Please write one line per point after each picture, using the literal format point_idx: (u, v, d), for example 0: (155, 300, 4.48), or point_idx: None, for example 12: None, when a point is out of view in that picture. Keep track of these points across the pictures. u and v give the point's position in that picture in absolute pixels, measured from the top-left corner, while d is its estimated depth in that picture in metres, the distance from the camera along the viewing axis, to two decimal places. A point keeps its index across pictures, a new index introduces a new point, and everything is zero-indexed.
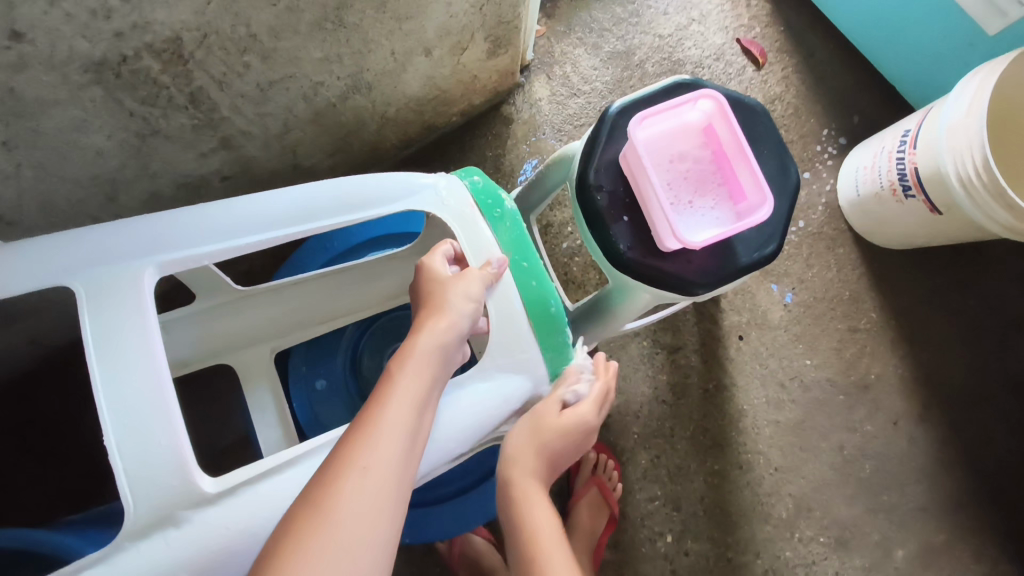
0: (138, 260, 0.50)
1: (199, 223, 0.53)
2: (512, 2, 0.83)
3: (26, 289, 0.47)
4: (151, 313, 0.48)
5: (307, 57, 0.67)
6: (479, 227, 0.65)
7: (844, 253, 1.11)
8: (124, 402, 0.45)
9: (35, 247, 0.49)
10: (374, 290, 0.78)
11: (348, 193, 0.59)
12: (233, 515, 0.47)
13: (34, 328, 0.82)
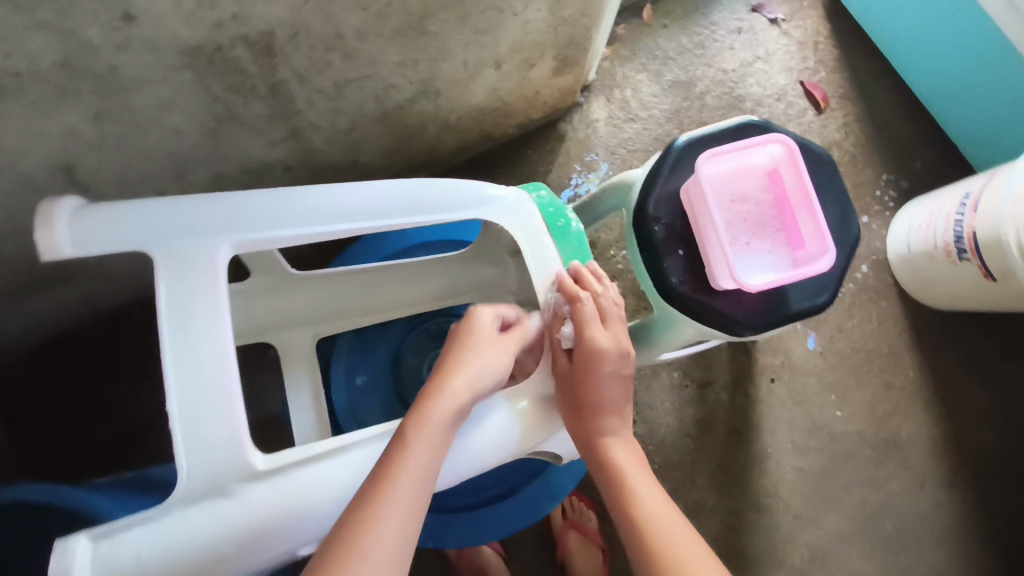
0: (214, 238, 0.52)
1: (277, 209, 0.55)
2: (586, 24, 0.84)
3: (113, 251, 0.48)
4: (222, 291, 0.50)
5: (385, 60, 0.68)
6: (543, 242, 0.65)
7: (887, 307, 1.10)
8: (192, 373, 0.48)
9: (122, 208, 0.50)
10: (419, 290, 0.78)
11: (418, 193, 0.60)
12: (281, 493, 0.48)
13: (86, 289, 0.87)
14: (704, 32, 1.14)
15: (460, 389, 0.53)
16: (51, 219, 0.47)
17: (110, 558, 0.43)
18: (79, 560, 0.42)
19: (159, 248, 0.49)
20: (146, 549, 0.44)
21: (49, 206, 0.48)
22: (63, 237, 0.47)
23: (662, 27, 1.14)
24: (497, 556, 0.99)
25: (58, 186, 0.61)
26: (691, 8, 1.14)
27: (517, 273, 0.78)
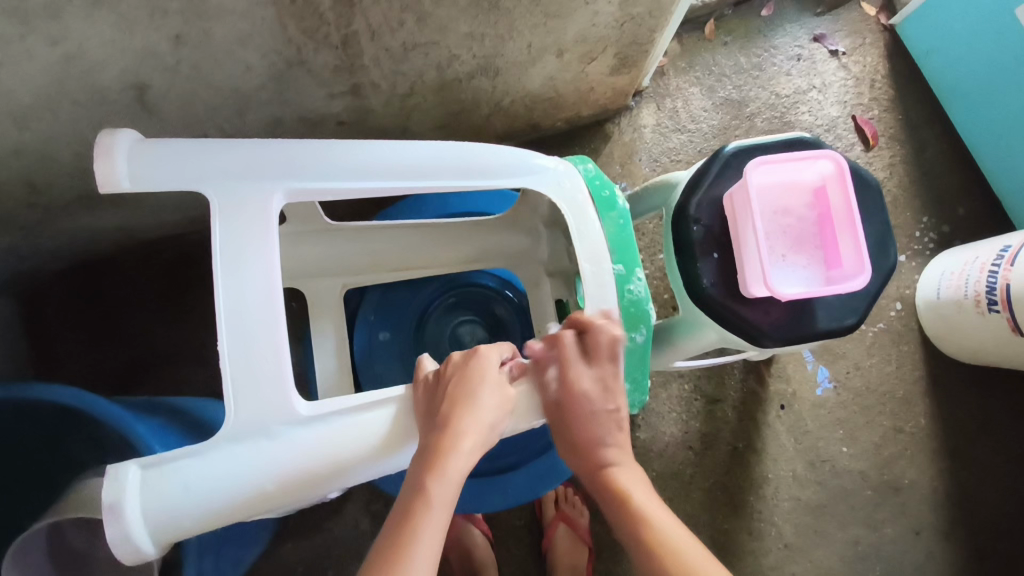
0: (270, 181, 0.54)
1: (329, 161, 0.57)
2: (651, 26, 0.85)
3: (170, 188, 0.52)
4: (272, 229, 0.53)
5: (455, 29, 0.69)
6: (591, 217, 0.64)
7: (907, 351, 1.09)
8: (238, 306, 0.51)
9: (181, 148, 0.53)
10: (454, 251, 0.78)
11: (468, 158, 0.61)
12: (320, 441, 0.51)
13: (129, 215, 0.91)
14: (763, 55, 1.14)
15: (469, 432, 0.52)
16: (112, 151, 0.51)
17: (159, 483, 0.48)
18: (132, 481, 0.47)
19: (214, 187, 0.53)
20: (194, 479, 0.48)
21: (110, 138, 0.51)
22: (123, 171, 0.51)
23: (722, 44, 1.14)
24: (486, 543, 1.00)
25: (127, 103, 0.63)
26: (754, 30, 1.15)
27: (549, 245, 0.79)
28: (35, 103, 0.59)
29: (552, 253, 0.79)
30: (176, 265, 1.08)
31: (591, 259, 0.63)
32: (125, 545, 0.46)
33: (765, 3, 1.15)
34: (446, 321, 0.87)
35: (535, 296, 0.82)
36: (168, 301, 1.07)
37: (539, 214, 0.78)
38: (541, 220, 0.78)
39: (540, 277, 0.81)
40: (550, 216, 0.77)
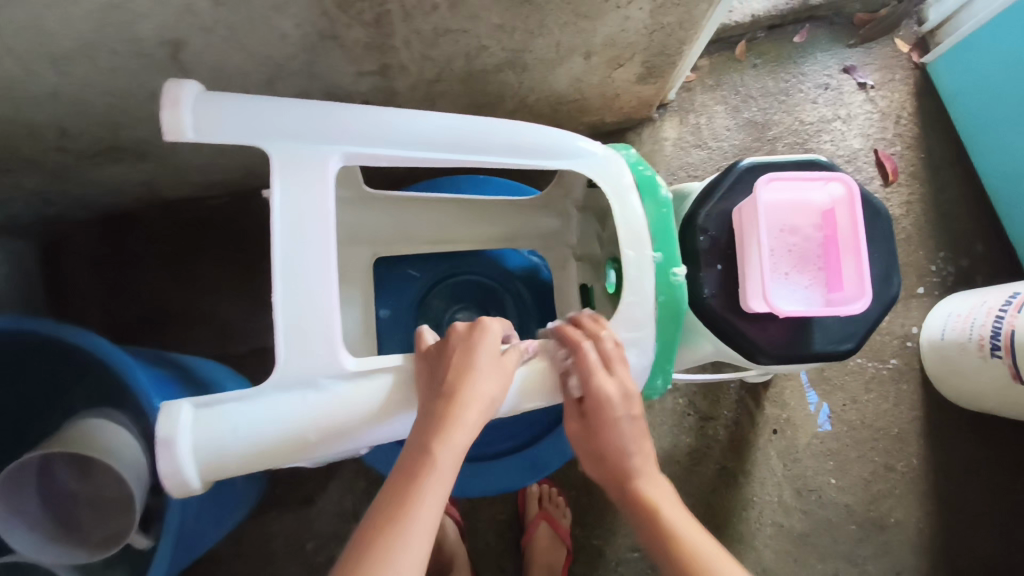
0: (329, 146, 0.55)
1: (385, 128, 0.57)
2: (680, 38, 0.86)
3: (235, 143, 0.54)
4: (329, 191, 0.55)
5: (486, 18, 0.71)
6: (629, 202, 0.62)
7: (906, 390, 1.09)
8: (295, 265, 0.53)
9: (246, 103, 0.54)
10: (484, 230, 0.79)
11: (521, 137, 0.60)
12: (362, 395, 0.54)
13: (153, 171, 0.94)
14: (792, 81, 1.15)
15: (474, 403, 0.52)
16: (179, 101, 0.52)
17: (207, 426, 0.50)
18: (183, 420, 0.50)
19: (276, 147, 0.54)
20: (245, 421, 0.51)
21: (175, 86, 0.52)
22: (187, 121, 0.52)
23: (751, 66, 1.15)
24: (457, 535, 1.00)
25: (162, 59, 0.65)
26: (785, 55, 1.16)
27: (578, 226, 0.77)
28: (74, 48, 0.61)
29: (580, 236, 0.77)
30: (194, 229, 1.11)
31: (631, 244, 0.61)
32: (173, 480, 0.49)
33: (799, 30, 1.16)
34: (462, 300, 0.87)
35: (562, 276, 0.80)
36: (182, 262, 1.10)
37: (573, 196, 0.76)
38: (574, 202, 0.76)
39: (566, 258, 0.79)
40: (583, 199, 0.75)
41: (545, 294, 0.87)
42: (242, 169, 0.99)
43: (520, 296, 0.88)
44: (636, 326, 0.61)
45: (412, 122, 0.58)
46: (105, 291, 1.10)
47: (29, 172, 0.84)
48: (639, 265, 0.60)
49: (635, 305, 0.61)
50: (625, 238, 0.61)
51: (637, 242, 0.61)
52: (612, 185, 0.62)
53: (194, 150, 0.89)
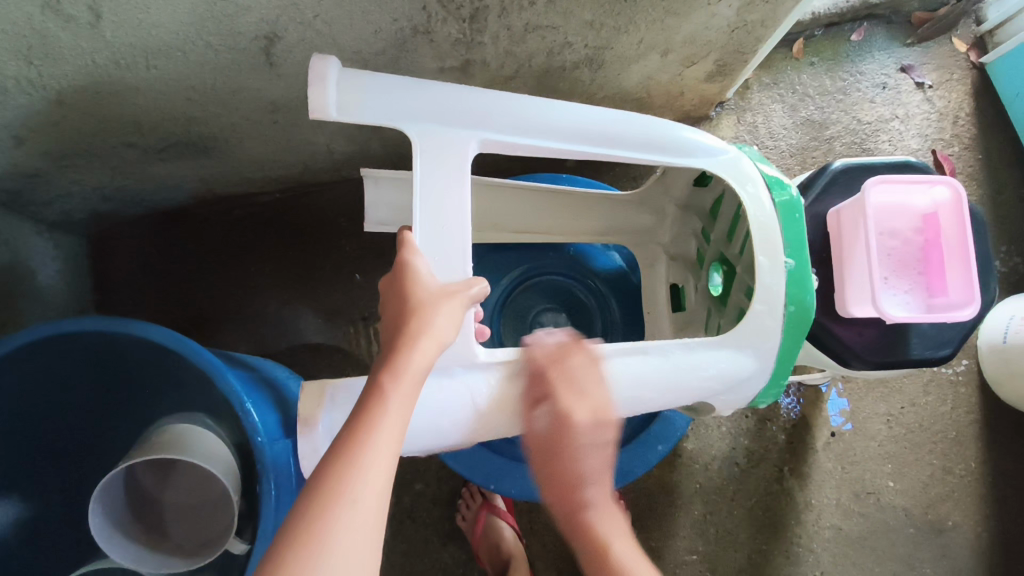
0: (465, 132, 0.56)
1: (522, 118, 0.58)
2: (759, 35, 0.84)
3: (374, 123, 0.54)
4: (464, 177, 0.55)
5: (578, 15, 0.69)
6: (758, 199, 0.61)
7: (964, 393, 1.08)
8: (434, 247, 0.53)
9: (388, 84, 0.54)
10: (576, 225, 0.78)
11: (648, 130, 0.61)
12: (492, 384, 0.55)
13: (212, 168, 0.92)
14: (850, 79, 1.14)
15: (430, 335, 0.48)
16: (324, 77, 0.51)
17: (345, 405, 0.56)
18: (324, 401, 0.56)
19: (414, 128, 0.54)
20: None
21: (322, 63, 0.51)
22: (330, 97, 0.52)
23: (808, 64, 1.14)
24: (514, 536, 1.00)
25: (253, 54, 0.64)
26: (842, 53, 1.14)
27: (674, 225, 0.77)
28: (169, 41, 0.59)
29: (674, 234, 0.78)
30: (246, 226, 1.09)
31: (764, 250, 0.59)
32: (312, 452, 0.56)
33: (856, 28, 1.15)
34: (544, 295, 0.88)
35: (649, 275, 0.81)
36: (232, 260, 1.09)
37: (674, 196, 0.75)
38: (674, 200, 0.76)
39: (657, 257, 0.80)
40: (685, 200, 0.74)
41: (629, 295, 0.87)
42: (300, 166, 0.98)
43: (601, 293, 0.88)
44: (763, 332, 0.60)
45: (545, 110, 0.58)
46: (153, 287, 1.08)
47: (92, 168, 0.83)
48: (771, 273, 0.59)
49: (765, 314, 0.59)
50: (755, 242, 0.60)
51: (770, 248, 0.59)
52: (738, 179, 0.62)
53: (258, 145, 0.87)
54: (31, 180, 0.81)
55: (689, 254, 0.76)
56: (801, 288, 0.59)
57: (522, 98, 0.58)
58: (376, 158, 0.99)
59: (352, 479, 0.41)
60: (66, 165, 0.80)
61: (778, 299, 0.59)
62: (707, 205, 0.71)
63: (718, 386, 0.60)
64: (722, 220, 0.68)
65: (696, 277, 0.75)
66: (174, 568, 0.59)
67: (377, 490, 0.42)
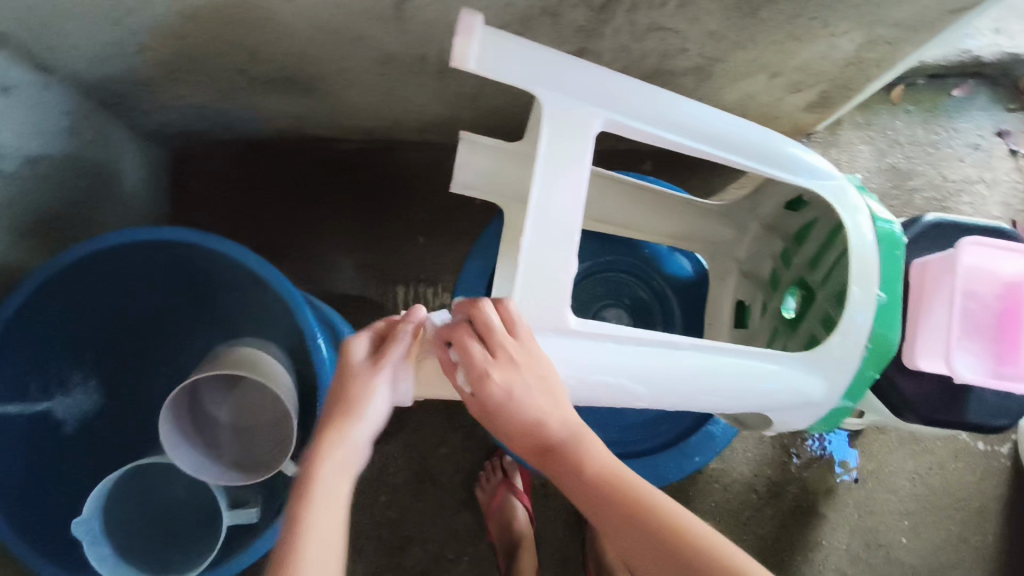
0: (595, 108, 0.57)
1: (650, 108, 0.59)
2: (870, 75, 0.84)
3: (511, 83, 0.54)
4: (588, 151, 0.56)
5: (703, 24, 0.70)
6: (859, 227, 0.62)
7: (995, 466, 1.08)
8: (551, 215, 0.54)
9: (530, 50, 0.55)
10: (657, 225, 0.79)
11: (764, 144, 0.62)
12: (580, 354, 0.56)
13: (308, 106, 0.94)
14: (943, 135, 1.12)
15: (365, 411, 0.53)
16: (471, 30, 0.52)
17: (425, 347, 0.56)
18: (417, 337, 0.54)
19: (547, 95, 0.55)
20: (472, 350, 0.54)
21: (471, 17, 0.52)
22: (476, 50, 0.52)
23: (904, 111, 1.13)
24: (527, 517, 1.02)
25: (385, 5, 0.65)
26: (940, 107, 1.13)
27: (754, 244, 0.78)
28: None
29: (752, 252, 0.78)
30: (323, 169, 1.12)
31: (860, 281, 0.60)
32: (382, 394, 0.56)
33: (959, 84, 1.13)
34: (607, 286, 0.90)
35: (716, 286, 0.82)
36: (304, 200, 1.11)
37: (761, 214, 0.76)
38: (758, 218, 0.76)
39: (729, 271, 0.80)
40: (771, 220, 0.76)
41: (692, 304, 0.88)
42: (389, 120, 0.99)
43: (663, 295, 0.89)
44: (838, 360, 0.61)
45: (671, 106, 0.60)
46: (225, 212, 1.11)
47: (198, 87, 0.86)
48: (861, 304, 0.60)
49: (844, 342, 0.60)
50: (852, 271, 0.60)
51: (866, 280, 0.60)
52: (841, 205, 0.62)
53: (357, 93, 0.89)
54: (140, 88, 0.84)
55: (763, 274, 0.77)
56: (887, 323, 0.60)
57: (650, 88, 0.60)
58: (464, 127, 1.00)
59: (310, 529, 0.48)
60: (175, 80, 0.83)
61: (863, 330, 0.60)
62: (793, 230, 0.74)
63: (775, 399, 0.62)
64: (810, 246, 0.71)
65: (768, 298, 0.76)
66: (229, 480, 0.62)
67: (331, 553, 0.48)
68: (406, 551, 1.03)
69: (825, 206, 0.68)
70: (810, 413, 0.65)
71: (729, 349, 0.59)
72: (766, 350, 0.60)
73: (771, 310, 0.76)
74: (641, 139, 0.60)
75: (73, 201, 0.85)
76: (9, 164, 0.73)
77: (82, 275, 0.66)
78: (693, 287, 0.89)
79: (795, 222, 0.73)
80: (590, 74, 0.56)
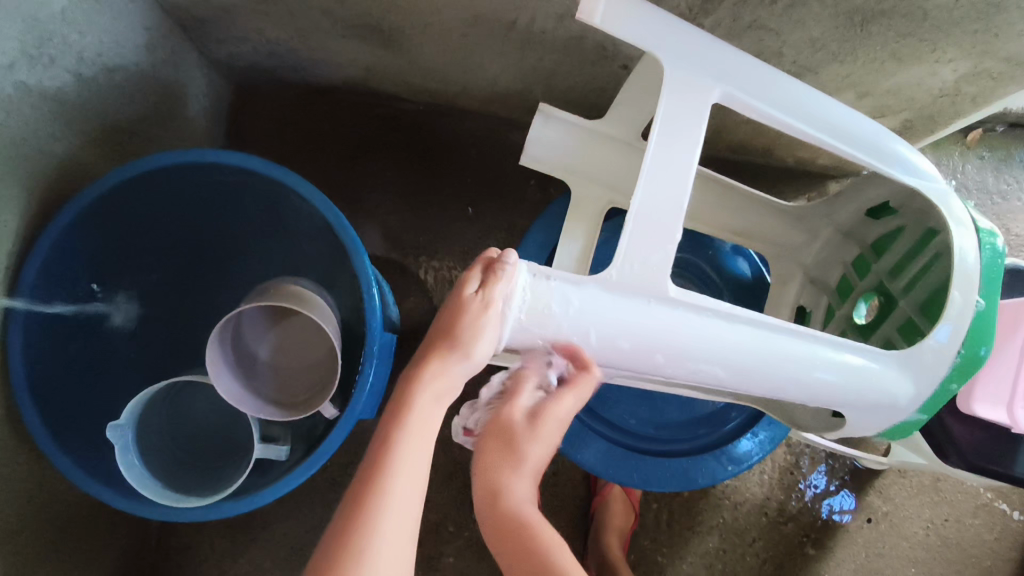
0: (713, 80, 0.56)
1: (770, 87, 0.58)
2: (961, 109, 0.82)
3: (634, 43, 0.53)
4: (700, 128, 0.55)
5: (807, 30, 0.67)
6: (964, 236, 0.60)
7: (1013, 528, 1.06)
8: (660, 181, 0.53)
9: (653, 14, 0.54)
10: (727, 220, 0.78)
11: (875, 140, 0.61)
12: (672, 324, 0.55)
13: (380, 59, 0.93)
14: (1013, 186, 1.09)
15: (446, 372, 0.55)
16: None
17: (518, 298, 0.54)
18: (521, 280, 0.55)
19: (668, 60, 0.54)
20: (570, 300, 0.54)
21: None
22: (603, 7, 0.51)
23: (977, 156, 1.10)
24: None
25: None
26: (1014, 156, 1.10)
27: (825, 249, 0.78)
28: None
29: (821, 258, 0.79)
30: (382, 124, 1.11)
31: (961, 285, 0.58)
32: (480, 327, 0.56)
33: None
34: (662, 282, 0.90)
35: (777, 291, 0.82)
36: (359, 152, 1.10)
37: (836, 221, 0.76)
38: (835, 226, 0.76)
39: (794, 275, 0.80)
40: (848, 228, 0.76)
41: (748, 306, 0.87)
42: (459, 86, 0.98)
43: (719, 296, 0.88)
44: (927, 366, 0.59)
45: (790, 88, 0.59)
46: (279, 154, 1.10)
47: (278, 22, 0.84)
48: (959, 311, 0.58)
49: (937, 348, 0.59)
50: (954, 278, 0.59)
51: (966, 286, 0.58)
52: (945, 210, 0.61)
53: (435, 52, 0.88)
54: (221, 14, 0.83)
55: (830, 282, 0.78)
56: (982, 331, 0.59)
57: (771, 69, 0.59)
58: (532, 103, 0.99)
59: (388, 492, 0.50)
60: (258, 11, 0.81)
61: (955, 341, 0.59)
62: (872, 239, 0.74)
63: (853, 399, 0.60)
64: (893, 255, 0.71)
65: (836, 304, 0.77)
66: (267, 415, 0.61)
67: (406, 507, 0.50)
68: None
69: (922, 211, 0.67)
70: (883, 419, 0.63)
71: (819, 339, 0.58)
72: (857, 345, 0.59)
73: (839, 315, 0.76)
74: (756, 120, 0.58)
75: (139, 116, 0.84)
76: (88, 70, 0.72)
77: (146, 188, 0.66)
78: (748, 290, 0.87)
79: (877, 230, 0.73)
80: (713, 45, 0.55)
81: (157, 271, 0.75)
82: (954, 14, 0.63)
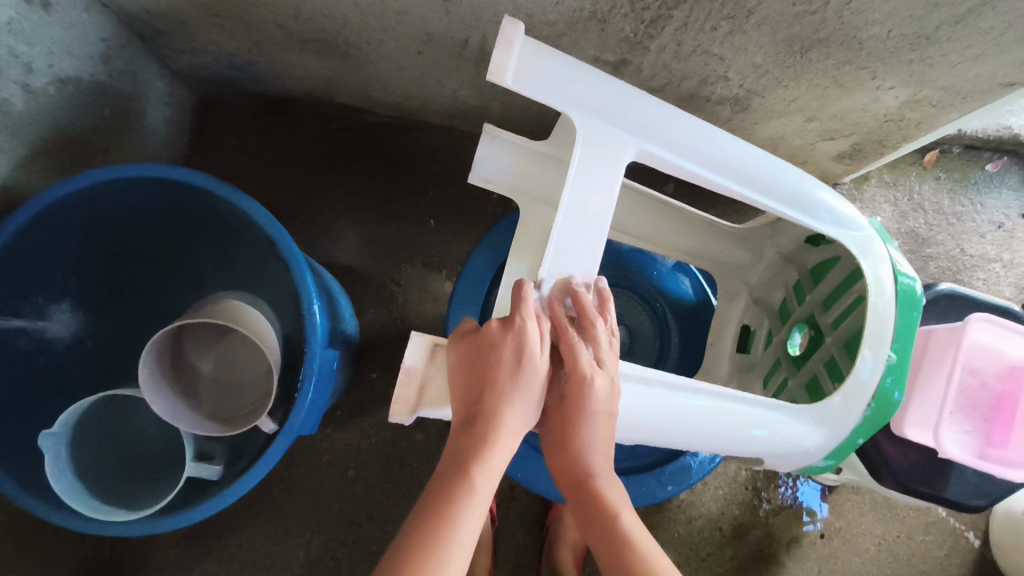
0: (627, 136, 0.56)
1: (682, 144, 0.59)
2: (907, 134, 0.83)
3: (543, 101, 0.54)
4: (614, 185, 0.56)
5: (749, 55, 0.68)
6: (880, 283, 0.61)
7: (963, 545, 1.07)
8: (572, 237, 0.54)
9: (565, 69, 0.55)
10: (671, 239, 0.79)
11: (794, 183, 0.63)
12: None
13: (338, 71, 0.93)
14: (968, 207, 1.11)
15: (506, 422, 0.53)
16: (510, 42, 0.52)
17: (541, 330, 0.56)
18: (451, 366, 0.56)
19: (580, 115, 0.55)
20: None
21: (513, 28, 0.51)
22: (513, 65, 0.52)
23: (934, 177, 1.12)
24: (487, 518, 0.99)
25: None
26: (970, 179, 1.12)
27: (768, 271, 0.79)
28: None
29: (765, 279, 0.80)
30: (347, 135, 1.11)
31: (873, 337, 0.60)
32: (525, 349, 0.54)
33: (993, 158, 1.13)
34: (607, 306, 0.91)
35: (725, 307, 0.83)
36: (322, 163, 1.10)
37: (778, 243, 0.77)
38: (777, 248, 0.78)
39: (738, 296, 0.82)
40: (789, 252, 0.77)
41: (692, 326, 0.90)
42: (419, 99, 0.99)
43: (664, 316, 0.90)
44: (846, 408, 0.60)
45: (706, 141, 0.60)
46: (242, 163, 1.09)
47: (234, 34, 0.84)
48: (872, 360, 0.59)
49: (856, 391, 0.60)
50: (866, 329, 0.60)
51: (877, 339, 0.60)
52: (865, 255, 0.62)
53: (392, 66, 0.88)
54: (175, 24, 0.83)
55: (773, 303, 0.80)
56: (894, 382, 0.60)
57: (686, 121, 0.60)
58: (492, 117, 0.99)
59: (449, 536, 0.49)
60: (212, 23, 0.81)
61: (871, 384, 0.60)
62: (811, 264, 0.75)
63: (768, 442, 0.61)
64: (826, 286, 0.72)
65: (776, 328, 0.79)
66: (205, 432, 0.61)
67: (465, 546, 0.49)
68: (364, 529, 1.00)
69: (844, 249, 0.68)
70: (793, 461, 0.65)
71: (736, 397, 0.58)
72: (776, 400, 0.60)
73: (776, 341, 0.78)
74: (672, 174, 0.60)
75: (93, 126, 0.84)
76: (38, 81, 0.72)
77: (90, 202, 0.66)
78: (691, 309, 0.90)
79: (814, 257, 0.74)
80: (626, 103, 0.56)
81: (103, 281, 0.75)
82: (889, 44, 0.64)
